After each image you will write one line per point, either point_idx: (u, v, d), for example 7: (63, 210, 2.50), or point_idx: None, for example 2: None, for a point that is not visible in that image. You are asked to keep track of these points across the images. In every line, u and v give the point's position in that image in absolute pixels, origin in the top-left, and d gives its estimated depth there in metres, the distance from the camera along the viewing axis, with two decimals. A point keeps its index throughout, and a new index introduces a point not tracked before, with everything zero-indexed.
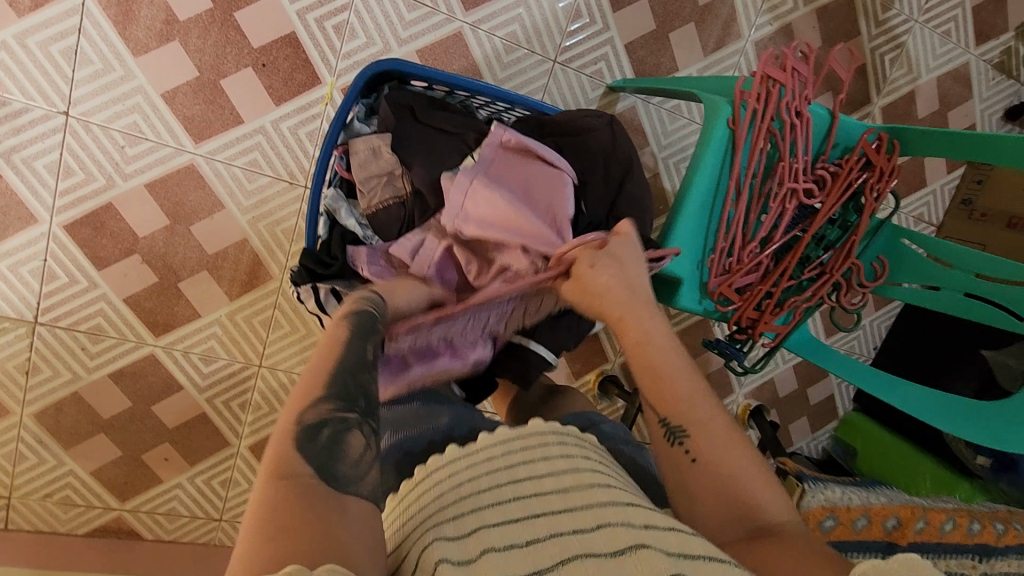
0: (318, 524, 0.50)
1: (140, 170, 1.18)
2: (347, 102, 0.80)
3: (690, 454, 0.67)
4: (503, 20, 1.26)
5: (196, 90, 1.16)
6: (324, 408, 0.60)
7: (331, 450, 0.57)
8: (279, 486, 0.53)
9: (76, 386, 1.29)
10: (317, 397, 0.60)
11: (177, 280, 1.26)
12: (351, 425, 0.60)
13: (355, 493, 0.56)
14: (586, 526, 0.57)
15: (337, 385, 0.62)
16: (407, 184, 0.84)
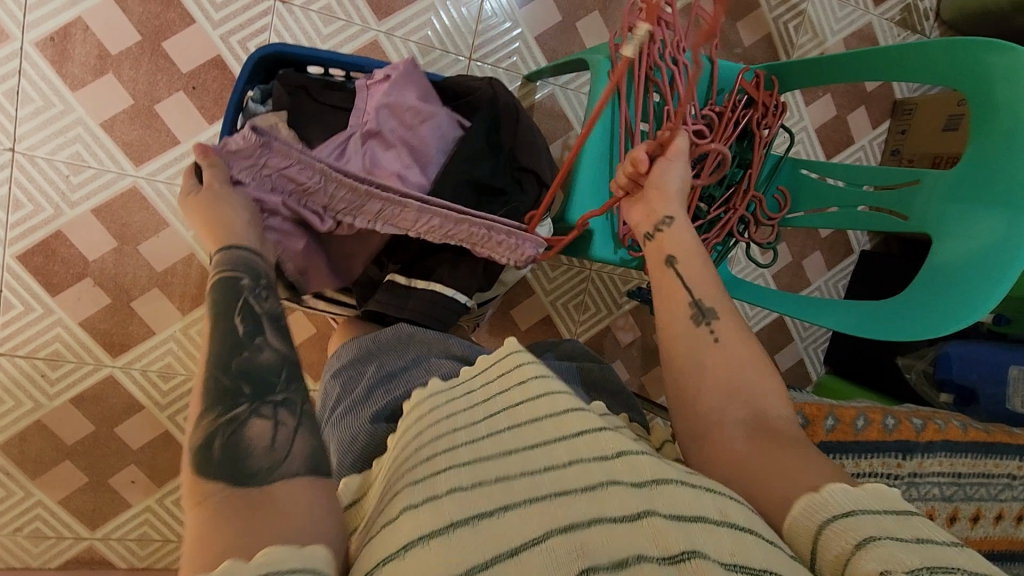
0: (254, 522, 0.49)
1: (86, 196, 1.26)
2: (237, 85, 0.87)
3: (713, 333, 0.76)
4: (415, 26, 1.36)
5: (132, 116, 1.25)
6: (212, 416, 0.58)
7: (235, 455, 0.55)
8: (200, 513, 0.51)
9: (38, 414, 1.32)
10: (201, 411, 0.59)
11: (129, 299, 1.32)
12: (244, 417, 0.59)
13: (280, 477, 0.55)
14: (536, 466, 0.61)
15: (212, 389, 0.60)
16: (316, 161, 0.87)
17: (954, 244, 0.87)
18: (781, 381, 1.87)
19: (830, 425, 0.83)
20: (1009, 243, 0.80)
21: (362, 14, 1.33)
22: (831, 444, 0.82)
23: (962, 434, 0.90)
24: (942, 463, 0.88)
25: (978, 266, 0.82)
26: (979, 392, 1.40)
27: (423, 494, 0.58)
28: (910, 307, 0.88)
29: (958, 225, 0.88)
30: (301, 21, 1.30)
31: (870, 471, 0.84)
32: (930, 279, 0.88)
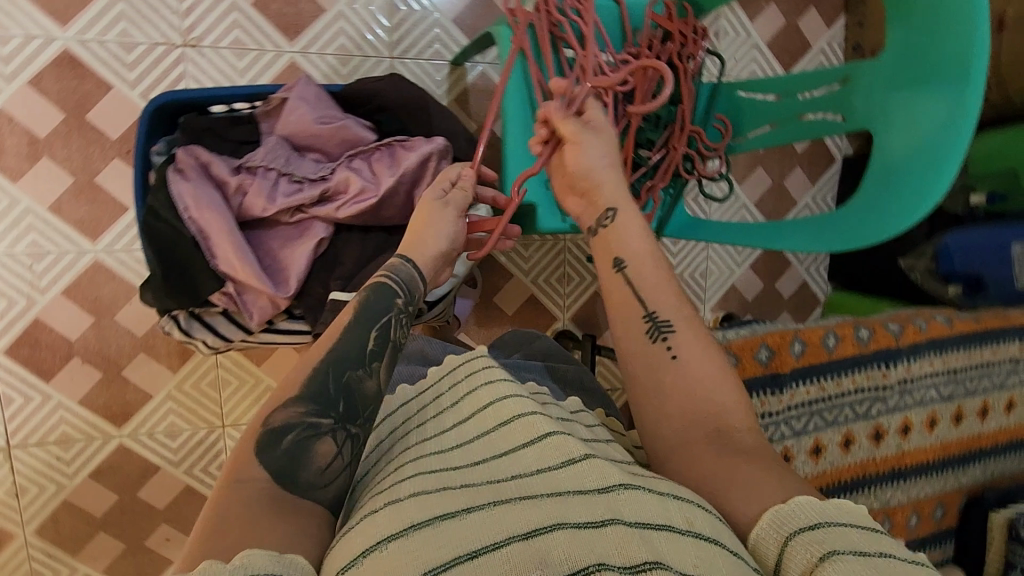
0: (276, 522, 0.59)
1: (53, 281, 1.28)
2: (137, 141, 0.87)
3: (670, 350, 0.73)
4: (328, 38, 1.34)
5: (76, 193, 1.26)
6: (294, 411, 0.68)
7: (292, 460, 0.65)
8: (234, 491, 0.61)
9: (63, 494, 1.37)
10: (288, 399, 0.68)
11: (120, 369, 1.35)
12: (323, 430, 0.67)
13: (314, 499, 0.64)
14: (500, 475, 0.62)
15: (314, 386, 0.69)
16: (235, 202, 0.84)
17: (901, 137, 0.82)
18: (786, 308, 1.81)
19: (799, 349, 0.79)
20: (949, 124, 0.75)
21: (273, 39, 1.31)
22: (804, 370, 0.78)
23: (947, 330, 0.84)
24: (930, 364, 0.86)
25: (919, 160, 0.78)
26: (985, 279, 1.33)
27: (386, 500, 0.59)
28: (865, 216, 0.84)
29: (897, 117, 0.82)
30: (215, 60, 1.29)
31: (851, 387, 0.83)
32: (881, 182, 0.84)
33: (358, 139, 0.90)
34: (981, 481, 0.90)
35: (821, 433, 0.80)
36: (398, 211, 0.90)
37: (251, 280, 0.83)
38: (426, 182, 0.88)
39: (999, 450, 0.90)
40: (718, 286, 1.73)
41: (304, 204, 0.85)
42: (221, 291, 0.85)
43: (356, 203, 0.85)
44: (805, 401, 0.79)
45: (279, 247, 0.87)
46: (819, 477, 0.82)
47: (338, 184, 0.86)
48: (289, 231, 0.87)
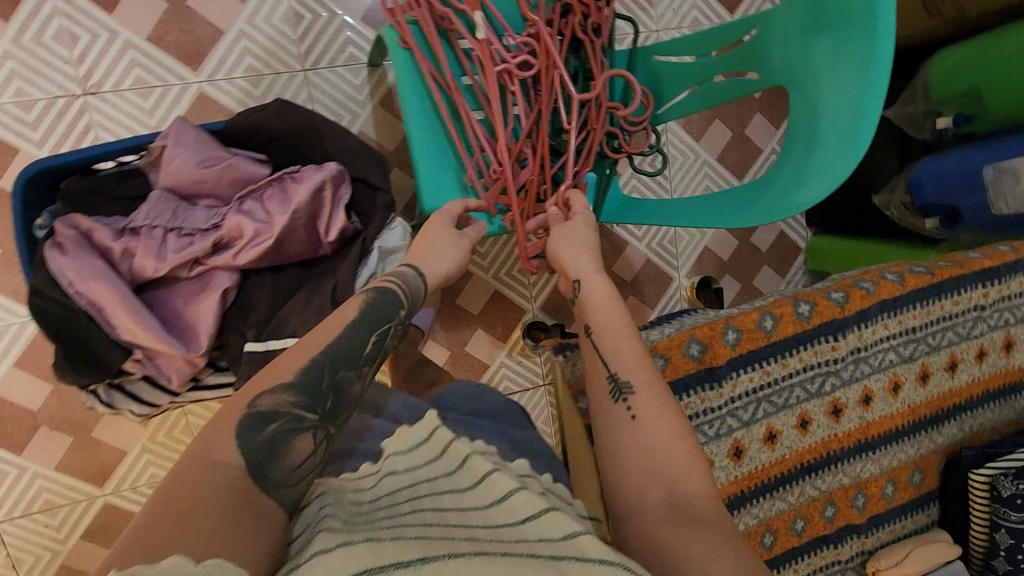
0: (236, 516, 0.47)
1: (3, 355, 1.27)
2: (17, 219, 0.83)
3: (630, 410, 0.64)
4: (234, 61, 1.27)
5: (8, 264, 1.24)
6: (284, 397, 0.56)
7: (267, 455, 0.53)
8: (200, 474, 0.50)
9: (60, 559, 1.38)
10: (281, 384, 0.57)
11: (89, 430, 1.34)
12: (308, 426, 0.56)
13: (281, 499, 0.52)
14: (470, 538, 0.52)
15: (309, 378, 0.58)
16: (127, 266, 0.80)
17: (827, 88, 0.73)
18: (767, 261, 1.72)
19: (737, 335, 0.73)
20: (863, 68, 0.67)
21: (176, 71, 1.25)
22: (742, 359, 0.73)
23: (901, 288, 0.77)
24: (888, 327, 0.77)
25: (842, 113, 0.70)
26: (962, 209, 1.23)
27: (337, 533, 0.48)
28: (793, 182, 0.76)
29: (816, 65, 0.74)
30: (119, 104, 1.23)
31: (800, 368, 0.74)
32: (809, 139, 0.76)
33: (249, 176, 0.84)
34: (960, 438, 0.84)
35: (773, 418, 0.75)
36: (303, 245, 0.85)
37: (157, 344, 0.79)
38: (326, 211, 0.83)
39: (977, 403, 0.84)
40: (690, 251, 1.65)
41: (198, 257, 0.81)
42: (133, 359, 0.81)
43: (253, 247, 0.81)
44: (749, 389, 0.74)
45: (184, 304, 0.83)
46: (778, 464, 0.77)
47: (231, 231, 0.81)
48: (192, 286, 0.83)
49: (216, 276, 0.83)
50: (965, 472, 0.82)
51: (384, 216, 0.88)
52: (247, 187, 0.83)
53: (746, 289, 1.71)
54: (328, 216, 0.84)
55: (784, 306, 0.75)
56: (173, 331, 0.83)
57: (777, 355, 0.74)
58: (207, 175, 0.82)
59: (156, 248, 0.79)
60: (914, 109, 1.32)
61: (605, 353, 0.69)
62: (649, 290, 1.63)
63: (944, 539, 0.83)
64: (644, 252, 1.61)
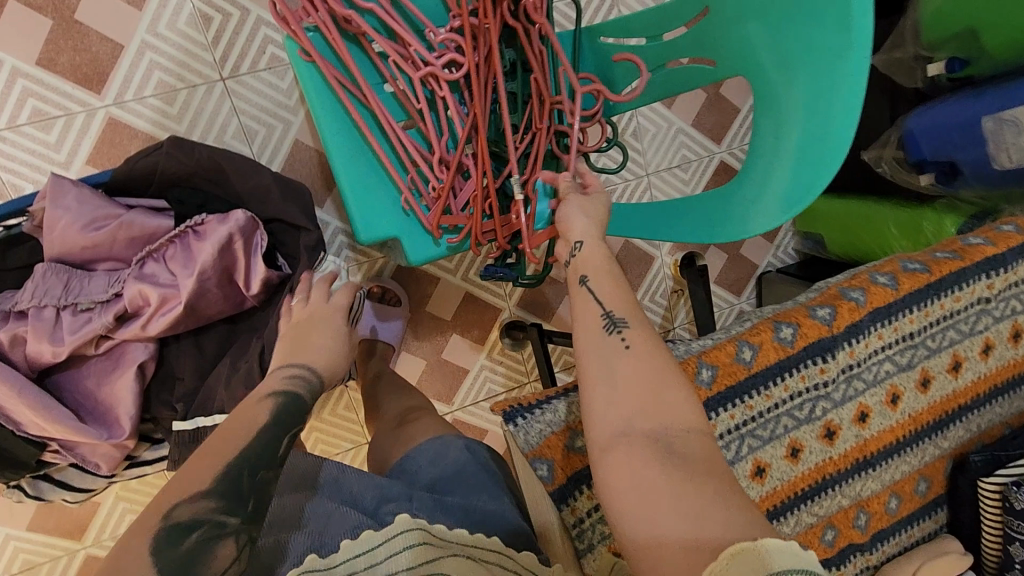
0: None
1: None
2: None
3: (625, 341, 0.60)
4: (141, 77, 1.13)
5: None
6: (204, 505, 0.49)
7: (185, 569, 0.45)
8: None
9: None
10: (198, 490, 0.50)
11: None
12: (230, 530, 0.49)
13: None
14: None
15: (228, 480, 0.51)
16: (21, 354, 0.71)
17: (796, 83, 0.64)
18: None
19: (711, 373, 0.66)
20: (836, 61, 0.59)
21: (77, 97, 1.11)
22: (721, 396, 0.66)
23: (894, 292, 0.70)
24: (880, 336, 0.70)
25: (817, 118, 0.62)
26: (960, 163, 1.12)
27: None
28: (762, 195, 0.68)
29: (785, 53, 0.65)
30: (19, 141, 1.10)
31: (786, 395, 0.68)
32: (780, 141, 0.67)
33: (145, 230, 0.74)
34: (972, 440, 0.77)
35: (762, 452, 0.67)
36: (221, 304, 0.76)
37: (72, 436, 0.71)
38: (241, 264, 0.73)
39: (986, 400, 0.76)
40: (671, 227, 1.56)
41: (102, 334, 0.72)
42: (50, 451, 0.74)
43: (161, 316, 0.72)
44: (732, 426, 0.67)
45: (97, 385, 0.74)
46: (769, 498, 0.69)
47: (133, 300, 0.71)
48: (103, 362, 0.75)
49: (127, 347, 0.74)
50: (974, 479, 0.74)
51: (311, 258, 0.78)
52: (149, 246, 0.73)
53: (734, 258, 1.63)
54: (245, 268, 0.74)
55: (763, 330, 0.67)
56: (91, 415, 0.74)
57: (758, 385, 0.67)
58: (94, 240, 0.71)
59: (48, 330, 0.70)
60: (902, 55, 1.20)
61: (598, 295, 0.65)
62: (631, 272, 1.56)
63: (955, 551, 0.75)
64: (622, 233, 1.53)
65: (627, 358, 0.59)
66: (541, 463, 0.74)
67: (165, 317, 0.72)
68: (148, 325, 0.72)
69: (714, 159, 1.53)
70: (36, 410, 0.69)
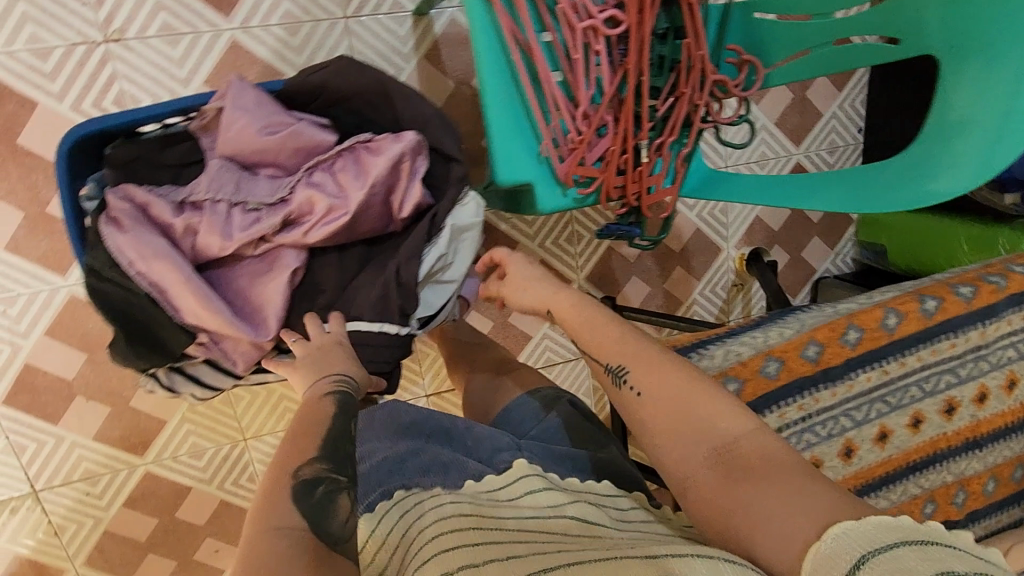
0: None
1: (33, 323, 1.20)
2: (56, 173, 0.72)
3: (635, 389, 0.73)
4: (269, 6, 1.15)
5: (32, 228, 1.15)
6: (320, 466, 0.59)
7: (322, 509, 0.55)
8: (270, 540, 0.52)
9: (105, 524, 1.37)
10: (312, 457, 0.59)
11: (127, 400, 1.30)
12: (343, 484, 0.59)
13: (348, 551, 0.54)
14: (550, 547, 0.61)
15: (329, 447, 0.61)
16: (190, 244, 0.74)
17: (974, 71, 0.82)
18: (818, 232, 1.67)
19: (854, 336, 0.81)
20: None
21: (205, 17, 1.12)
22: (862, 357, 0.81)
23: (1014, 287, 0.87)
24: (993, 329, 0.86)
25: (1010, 99, 0.78)
26: None
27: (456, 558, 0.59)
28: (943, 166, 0.86)
29: (966, 45, 0.82)
30: (145, 53, 1.11)
31: (913, 365, 0.82)
32: (963, 118, 0.84)
33: (311, 143, 0.76)
34: None
35: (889, 415, 0.81)
36: (374, 223, 0.79)
37: (226, 329, 0.73)
38: (401, 186, 0.77)
39: None
40: (740, 220, 1.59)
41: (265, 235, 0.75)
42: (195, 344, 0.76)
43: (325, 225, 0.74)
44: (866, 387, 0.81)
45: (249, 284, 0.77)
46: (887, 458, 0.81)
47: (301, 206, 0.75)
48: (256, 266, 0.78)
49: (281, 254, 0.77)
50: None
51: (458, 188, 0.80)
52: (318, 158, 0.76)
53: (795, 260, 1.67)
54: (404, 190, 0.77)
55: (903, 307, 0.82)
56: (240, 313, 0.77)
57: (891, 352, 0.81)
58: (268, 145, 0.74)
59: (220, 225, 0.74)
60: None
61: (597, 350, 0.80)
62: (697, 261, 1.59)
63: None
64: (694, 220, 1.56)
65: (641, 401, 0.72)
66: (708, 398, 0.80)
67: (326, 226, 0.75)
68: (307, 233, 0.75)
69: (791, 160, 1.57)
70: (200, 298, 0.71)
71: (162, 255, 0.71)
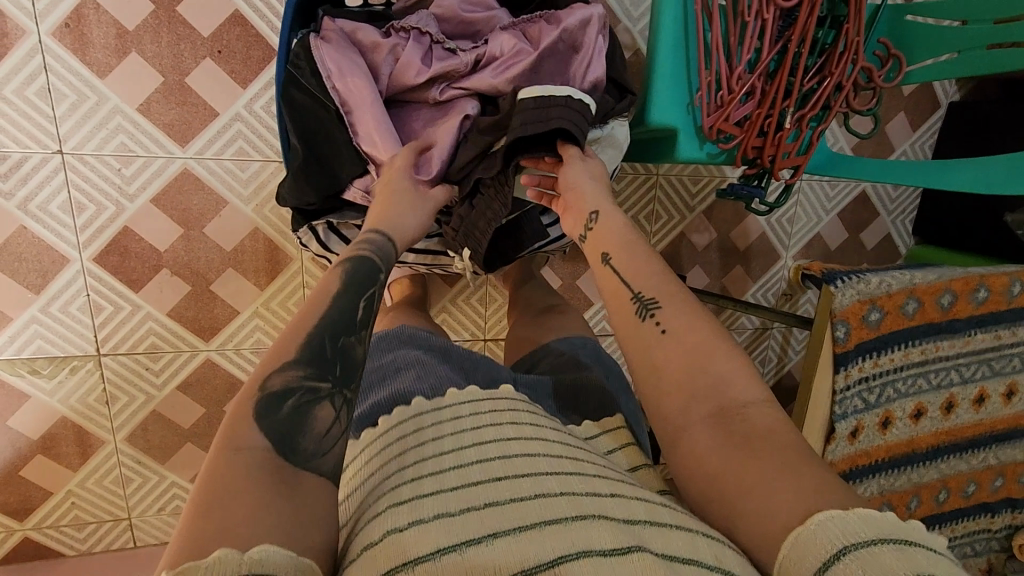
0: (275, 494, 0.55)
1: (142, 187, 1.23)
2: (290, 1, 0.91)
3: (659, 324, 0.76)
4: None
5: (166, 95, 1.19)
6: (293, 373, 0.65)
7: (296, 418, 0.62)
8: (232, 459, 0.57)
9: (153, 404, 1.38)
10: (284, 363, 0.66)
11: (208, 283, 1.33)
12: (322, 394, 0.66)
13: (314, 468, 0.60)
14: (523, 494, 0.58)
15: (307, 350, 0.68)
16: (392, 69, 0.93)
17: None
18: (867, 260, 1.78)
19: (980, 296, 1.13)
20: None
21: None
22: (907, 324, 1.09)
23: (1010, 306, 1.16)
24: (990, 336, 1.17)
25: None
26: None
27: (433, 510, 0.56)
28: None
29: None
30: None
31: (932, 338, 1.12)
32: None
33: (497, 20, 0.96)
34: (1014, 460, 1.29)
35: (902, 386, 1.13)
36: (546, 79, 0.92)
37: (393, 148, 0.90)
38: (568, 58, 0.93)
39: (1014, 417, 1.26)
40: (804, 232, 1.68)
41: (453, 71, 0.92)
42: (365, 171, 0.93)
43: (507, 65, 0.91)
44: (899, 358, 1.11)
45: (422, 127, 0.96)
46: (887, 435, 1.15)
47: (487, 56, 0.93)
48: (434, 108, 0.95)
49: (457, 91, 0.93)
50: (988, 451, 1.27)
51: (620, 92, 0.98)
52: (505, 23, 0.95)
53: None
54: (572, 62, 0.92)
55: (940, 295, 1.09)
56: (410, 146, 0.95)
57: (921, 326, 1.10)
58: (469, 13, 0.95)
59: (421, 58, 0.93)
60: None
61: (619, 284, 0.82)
62: (757, 263, 1.67)
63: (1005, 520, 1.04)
64: (762, 223, 1.64)
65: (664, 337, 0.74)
66: (842, 326, 1.02)
67: (505, 68, 0.91)
68: (490, 72, 0.92)
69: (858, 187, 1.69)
70: (380, 116, 0.90)
71: (359, 77, 0.90)
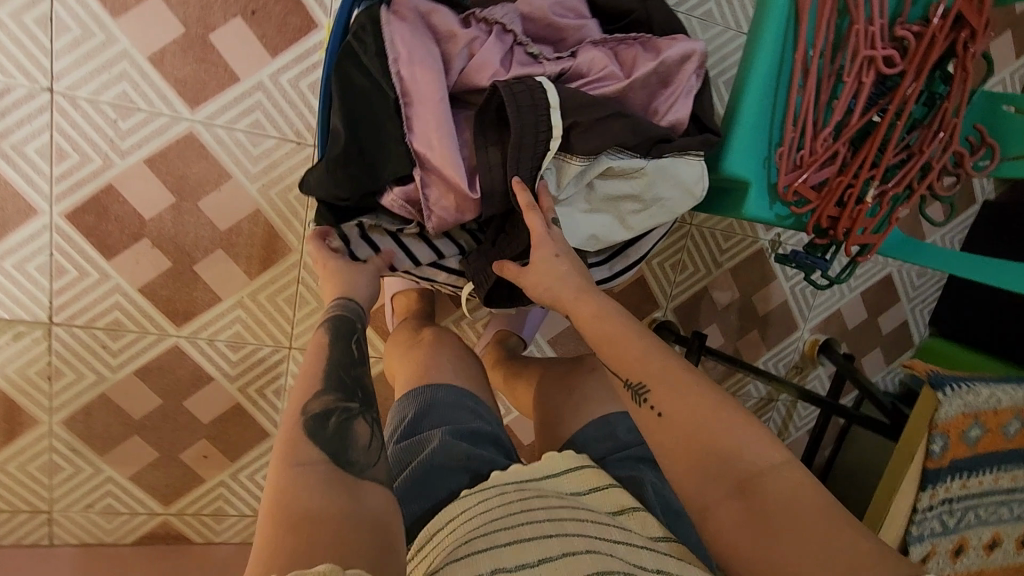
0: (347, 512, 0.53)
1: (137, 144, 1.09)
2: None
3: (654, 408, 0.67)
4: None
5: (185, 48, 1.06)
6: (327, 399, 0.65)
7: (342, 436, 0.61)
8: (297, 478, 0.55)
9: (102, 387, 1.22)
10: (317, 391, 0.65)
11: (192, 262, 1.18)
12: (354, 412, 0.65)
13: (371, 478, 0.59)
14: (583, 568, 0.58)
15: (332, 381, 0.68)
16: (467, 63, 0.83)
17: None
18: (881, 344, 1.72)
19: None
20: None
21: None
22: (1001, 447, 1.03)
23: None
24: None
25: None
26: None
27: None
28: None
29: None
30: None
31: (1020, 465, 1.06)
32: None
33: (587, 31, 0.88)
34: None
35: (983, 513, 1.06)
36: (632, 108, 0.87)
37: (451, 154, 0.80)
38: (655, 91, 0.86)
39: None
40: (824, 307, 1.62)
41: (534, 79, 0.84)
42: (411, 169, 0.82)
43: (598, 85, 0.85)
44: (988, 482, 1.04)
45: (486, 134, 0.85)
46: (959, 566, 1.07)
47: (577, 68, 0.85)
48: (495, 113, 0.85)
49: None
50: None
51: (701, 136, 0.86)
52: (596, 39, 0.88)
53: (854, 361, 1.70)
54: (657, 96, 0.86)
55: None
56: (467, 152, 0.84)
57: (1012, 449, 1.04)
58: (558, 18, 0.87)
59: (501, 58, 0.83)
60: None
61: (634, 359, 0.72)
62: (774, 331, 1.60)
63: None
64: (785, 291, 1.58)
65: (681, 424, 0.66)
66: (940, 438, 0.96)
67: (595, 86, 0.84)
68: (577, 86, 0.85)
69: (883, 270, 1.65)
70: (444, 115, 0.79)
71: (429, 66, 0.80)
